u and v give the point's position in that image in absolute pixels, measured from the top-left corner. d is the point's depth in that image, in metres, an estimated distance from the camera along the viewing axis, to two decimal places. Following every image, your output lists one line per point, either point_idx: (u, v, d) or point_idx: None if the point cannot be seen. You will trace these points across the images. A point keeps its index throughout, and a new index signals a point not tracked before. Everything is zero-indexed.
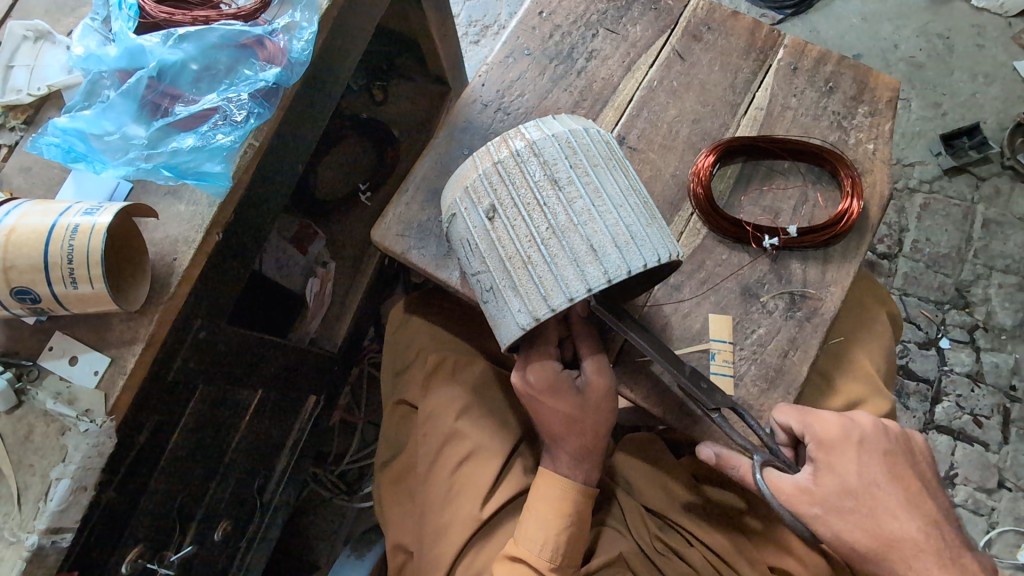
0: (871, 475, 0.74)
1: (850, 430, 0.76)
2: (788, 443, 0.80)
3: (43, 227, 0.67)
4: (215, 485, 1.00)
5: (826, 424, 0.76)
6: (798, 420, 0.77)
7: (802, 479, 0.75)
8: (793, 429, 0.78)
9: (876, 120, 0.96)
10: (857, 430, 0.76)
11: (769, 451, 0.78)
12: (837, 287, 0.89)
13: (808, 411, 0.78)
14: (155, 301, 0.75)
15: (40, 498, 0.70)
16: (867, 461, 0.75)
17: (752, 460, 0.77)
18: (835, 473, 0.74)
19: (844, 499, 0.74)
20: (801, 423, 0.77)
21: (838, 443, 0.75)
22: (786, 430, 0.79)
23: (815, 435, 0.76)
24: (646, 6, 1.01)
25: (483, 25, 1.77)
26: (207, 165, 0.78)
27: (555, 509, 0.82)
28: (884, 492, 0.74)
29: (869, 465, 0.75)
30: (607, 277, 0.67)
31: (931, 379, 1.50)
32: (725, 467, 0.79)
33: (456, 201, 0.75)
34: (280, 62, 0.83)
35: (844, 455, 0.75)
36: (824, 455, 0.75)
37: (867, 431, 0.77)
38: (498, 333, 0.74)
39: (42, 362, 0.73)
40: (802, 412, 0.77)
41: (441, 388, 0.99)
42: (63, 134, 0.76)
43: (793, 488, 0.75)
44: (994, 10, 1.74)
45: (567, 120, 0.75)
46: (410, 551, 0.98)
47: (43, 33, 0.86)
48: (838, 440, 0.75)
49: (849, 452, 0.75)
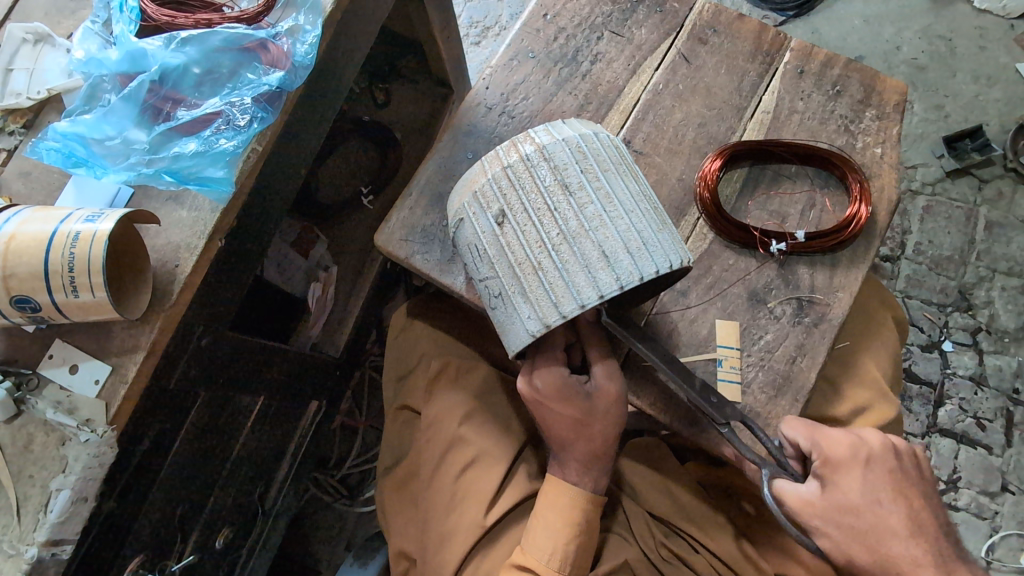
0: (874, 493, 0.74)
1: (858, 449, 0.75)
2: (796, 457, 0.78)
3: (43, 234, 0.66)
4: (216, 493, 0.99)
5: (834, 442, 0.75)
6: (806, 436, 0.76)
7: (806, 492, 0.75)
8: (800, 445, 0.77)
9: (883, 124, 0.96)
10: (865, 449, 0.76)
11: (779, 464, 0.77)
12: (845, 292, 0.88)
13: (816, 426, 0.77)
14: (157, 308, 0.74)
15: (39, 509, 0.69)
16: (872, 480, 0.74)
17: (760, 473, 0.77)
18: (840, 489, 0.74)
19: (846, 515, 0.73)
20: (809, 439, 0.76)
21: (845, 461, 0.75)
22: (795, 445, 0.78)
23: (822, 452, 0.75)
24: (651, 9, 1.01)
25: (484, 27, 1.76)
26: (209, 170, 0.77)
27: (564, 518, 0.81)
28: (888, 511, 0.73)
29: (874, 484, 0.74)
30: (620, 284, 0.67)
31: (934, 382, 1.50)
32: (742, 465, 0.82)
33: (464, 205, 0.74)
34: (283, 66, 0.81)
35: (851, 473, 0.74)
36: (830, 472, 0.75)
37: (874, 450, 0.76)
38: (507, 339, 0.74)
39: (42, 371, 0.72)
40: (811, 429, 0.76)
41: (445, 394, 0.98)
42: (63, 139, 0.75)
43: (797, 500, 0.75)
44: (996, 12, 1.73)
45: (577, 124, 0.74)
46: (414, 558, 0.97)
47: (43, 36, 0.85)
48: (846, 458, 0.75)
49: (855, 471, 0.74)
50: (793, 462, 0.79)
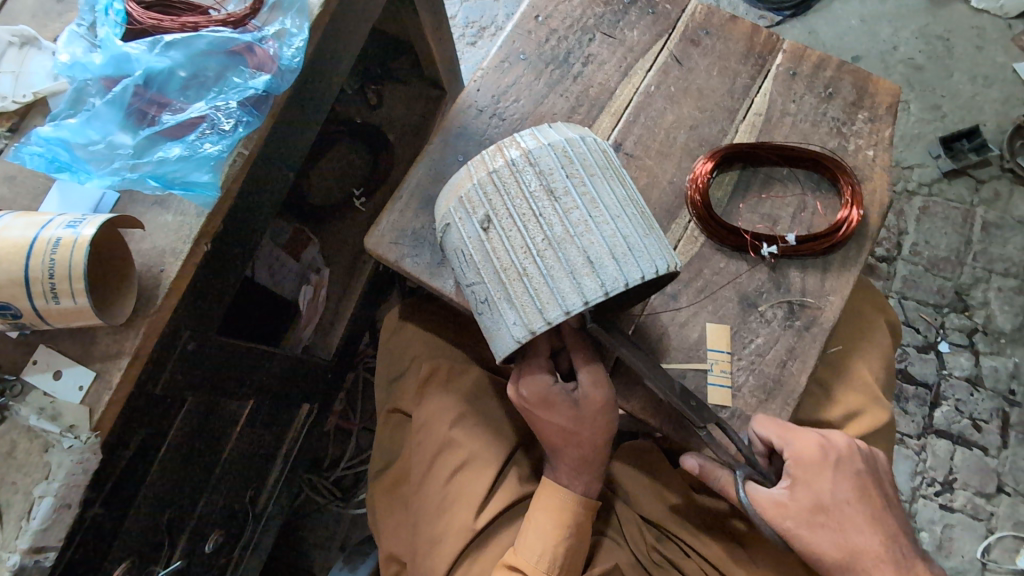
0: (843, 493, 0.76)
1: (827, 450, 0.76)
2: (764, 452, 0.78)
3: (24, 240, 0.65)
4: (205, 498, 0.99)
5: (807, 444, 0.75)
6: (779, 437, 0.75)
7: (779, 494, 0.75)
8: (772, 444, 0.76)
9: (876, 126, 0.95)
10: (834, 452, 0.77)
11: (750, 463, 0.76)
12: (837, 296, 0.87)
13: (788, 426, 0.76)
14: (142, 314, 0.74)
15: (22, 517, 0.69)
16: (841, 482, 0.76)
17: (733, 474, 0.77)
18: (811, 489, 0.75)
19: (817, 514, 0.75)
20: (783, 440, 0.75)
21: (817, 462, 0.75)
22: (764, 443, 0.77)
23: (796, 453, 0.75)
24: (644, 10, 1.00)
25: (480, 27, 1.76)
26: (194, 174, 0.76)
27: (553, 520, 0.81)
28: (855, 510, 0.75)
29: (843, 485, 0.76)
30: (604, 290, 0.66)
31: (930, 383, 1.49)
32: (708, 477, 0.79)
33: (450, 210, 0.73)
34: (269, 70, 0.81)
35: (821, 474, 0.75)
36: (802, 471, 0.75)
37: (842, 452, 0.77)
38: (493, 344, 0.73)
39: (25, 377, 0.72)
40: (784, 429, 0.75)
41: (435, 396, 0.97)
42: (46, 143, 0.74)
43: (771, 504, 0.75)
44: (994, 12, 1.73)
45: (563, 128, 0.74)
46: (404, 562, 0.97)
47: (29, 39, 0.84)
48: (817, 459, 0.75)
49: (825, 473, 0.75)
50: (760, 456, 0.79)
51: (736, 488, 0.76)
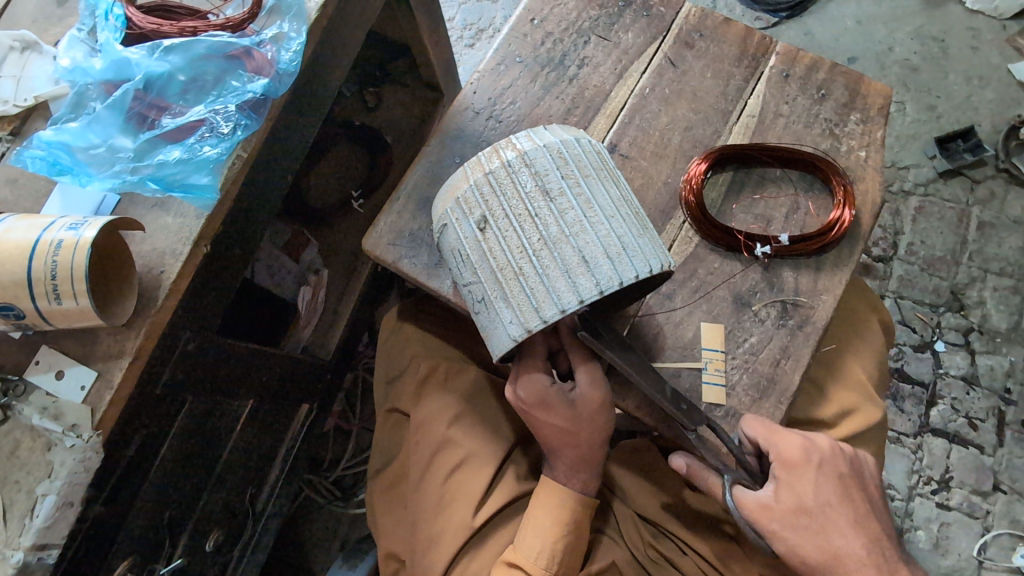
0: (825, 496, 0.76)
1: (811, 453, 0.77)
2: (753, 454, 0.80)
3: (27, 242, 0.66)
4: (207, 497, 1.00)
5: (790, 446, 0.76)
6: (764, 439, 0.76)
7: (764, 495, 0.76)
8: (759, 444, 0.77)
9: (868, 127, 0.96)
10: (817, 453, 0.77)
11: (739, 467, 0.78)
12: (829, 295, 0.88)
13: (774, 428, 0.77)
14: (143, 314, 0.75)
15: (25, 514, 0.70)
16: (824, 484, 0.76)
17: (722, 478, 0.78)
18: (794, 492, 0.76)
19: (799, 516, 0.75)
20: (767, 441, 0.76)
21: (800, 464, 0.76)
22: (752, 443, 0.78)
23: (779, 454, 0.76)
24: (638, 13, 1.01)
25: (478, 29, 1.77)
26: (194, 177, 0.78)
27: (552, 517, 0.82)
28: (837, 512, 0.76)
29: (826, 488, 0.76)
30: (599, 289, 0.67)
31: (926, 382, 1.50)
32: (696, 478, 0.81)
33: (447, 211, 0.74)
34: (268, 73, 0.82)
35: (805, 477, 0.76)
36: (786, 474, 0.76)
37: (825, 454, 0.78)
38: (490, 343, 0.74)
39: (28, 377, 0.73)
40: (769, 430, 0.77)
41: (433, 396, 0.98)
42: (48, 147, 0.75)
43: (756, 505, 0.76)
44: (989, 13, 1.74)
45: (559, 130, 0.75)
46: (403, 560, 0.98)
47: (30, 43, 0.85)
48: (801, 462, 0.76)
49: (808, 474, 0.76)
50: (749, 457, 0.80)
51: (724, 490, 0.78)
